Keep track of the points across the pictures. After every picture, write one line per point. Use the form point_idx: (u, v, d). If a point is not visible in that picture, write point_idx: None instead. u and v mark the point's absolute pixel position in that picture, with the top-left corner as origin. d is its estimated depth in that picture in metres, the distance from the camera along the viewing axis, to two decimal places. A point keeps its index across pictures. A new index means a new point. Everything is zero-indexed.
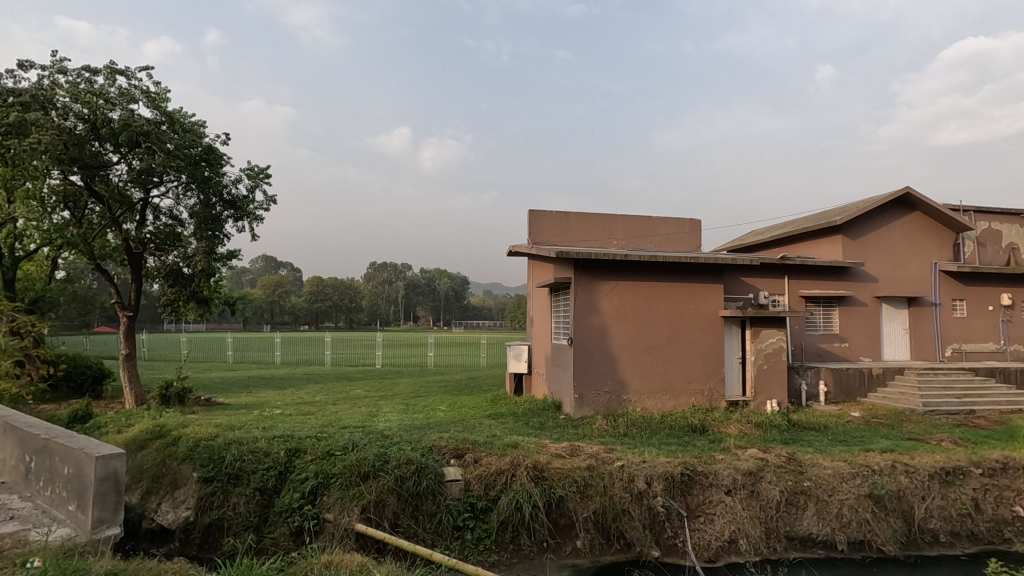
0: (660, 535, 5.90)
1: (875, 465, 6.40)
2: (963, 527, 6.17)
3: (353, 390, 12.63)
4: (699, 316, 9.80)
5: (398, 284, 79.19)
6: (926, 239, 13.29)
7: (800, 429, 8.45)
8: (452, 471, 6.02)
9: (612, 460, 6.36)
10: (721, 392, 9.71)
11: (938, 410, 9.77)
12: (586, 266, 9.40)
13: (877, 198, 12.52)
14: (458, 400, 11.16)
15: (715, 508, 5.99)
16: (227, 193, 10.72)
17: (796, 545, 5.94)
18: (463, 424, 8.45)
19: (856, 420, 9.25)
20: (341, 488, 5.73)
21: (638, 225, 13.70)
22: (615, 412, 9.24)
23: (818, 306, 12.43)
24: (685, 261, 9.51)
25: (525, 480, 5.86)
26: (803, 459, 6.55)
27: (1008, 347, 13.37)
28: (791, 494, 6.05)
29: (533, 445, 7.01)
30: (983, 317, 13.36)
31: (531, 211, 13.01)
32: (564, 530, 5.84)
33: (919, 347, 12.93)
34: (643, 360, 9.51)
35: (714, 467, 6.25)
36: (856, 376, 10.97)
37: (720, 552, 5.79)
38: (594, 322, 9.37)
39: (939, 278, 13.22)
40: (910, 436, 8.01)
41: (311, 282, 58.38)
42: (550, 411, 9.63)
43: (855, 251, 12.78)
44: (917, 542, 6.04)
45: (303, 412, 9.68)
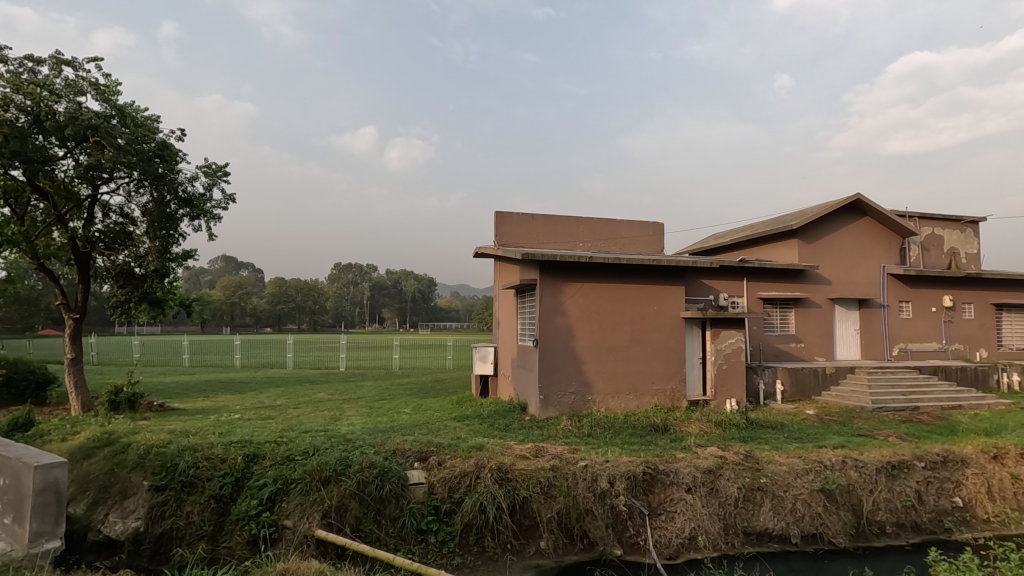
0: (623, 534, 5.98)
1: (827, 460, 6.67)
2: (908, 518, 6.46)
3: (315, 394, 12.36)
4: (661, 317, 9.99)
5: (364, 286, 77.95)
6: (875, 243, 13.90)
7: (757, 428, 8.70)
8: (416, 474, 5.97)
9: (576, 461, 6.42)
10: (682, 391, 9.93)
11: (886, 407, 10.22)
12: (552, 267, 9.46)
13: (831, 203, 13.03)
14: (423, 402, 11.07)
15: (676, 506, 6.11)
16: (183, 190, 10.32)
17: (752, 540, 6.11)
18: (427, 427, 8.38)
19: (810, 418, 9.57)
20: (301, 494, 5.60)
21: (603, 228, 13.87)
22: (579, 412, 9.33)
23: (775, 308, 12.82)
24: (648, 263, 9.68)
25: (490, 482, 5.85)
26: (760, 456, 6.76)
27: (950, 346, 14.09)
28: (749, 490, 6.24)
29: (498, 446, 7.02)
30: (927, 318, 14.05)
31: (498, 212, 13.00)
32: (528, 531, 5.86)
33: (869, 346, 13.50)
34: (607, 361, 9.63)
35: (675, 465, 6.39)
36: (810, 375, 11.38)
37: (681, 549, 5.88)
38: (559, 323, 9.43)
39: (887, 281, 13.84)
40: (859, 432, 8.36)
41: (272, 283, 56.91)
42: (515, 413, 9.66)
43: (810, 254, 13.26)
44: (865, 534, 6.29)
45: (263, 416, 9.42)
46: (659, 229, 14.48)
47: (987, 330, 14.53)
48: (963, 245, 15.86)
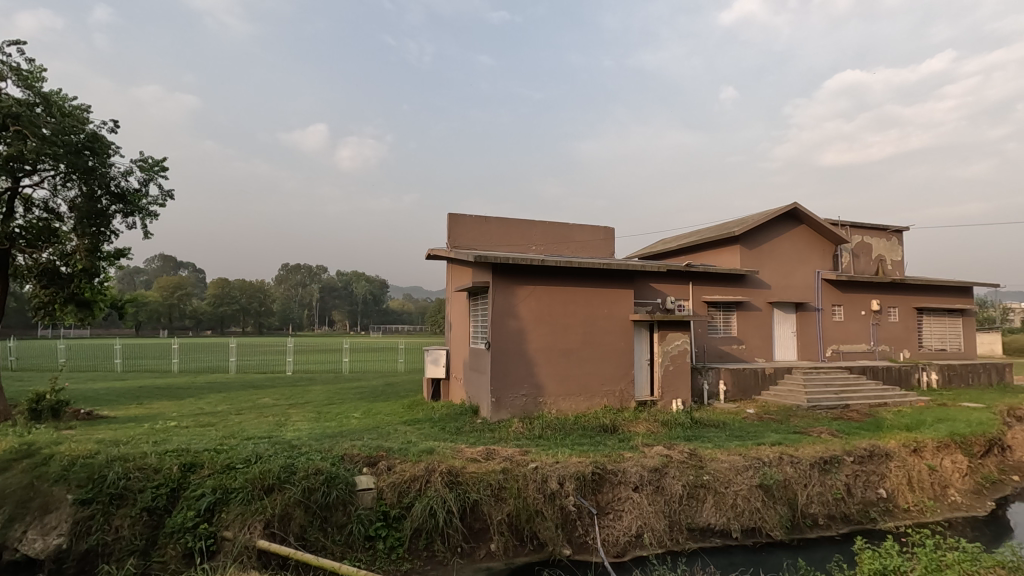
0: (572, 534, 6.06)
1: (765, 457, 6.98)
2: (838, 510, 6.83)
3: (259, 399, 11.92)
4: (611, 320, 10.19)
5: (313, 288, 75.77)
6: (811, 250, 14.69)
7: (701, 427, 9.01)
8: (364, 479, 5.85)
9: (526, 462, 6.47)
10: (630, 392, 10.16)
11: (819, 405, 10.79)
12: (505, 270, 9.49)
13: (771, 211, 13.68)
14: (373, 406, 10.88)
15: (624, 505, 6.25)
16: (115, 184, 9.78)
17: (696, 536, 6.31)
18: (377, 431, 8.23)
19: (750, 416, 10.00)
20: (242, 503, 5.37)
21: (556, 232, 14.04)
22: (530, 414, 9.38)
23: (719, 311, 13.33)
24: (598, 267, 9.87)
25: (440, 486, 5.80)
26: (703, 454, 7.01)
27: (877, 347, 15.01)
28: (693, 487, 6.45)
29: (449, 450, 6.98)
30: (857, 321, 14.93)
31: (451, 213, 12.94)
32: (478, 534, 5.85)
33: (805, 348, 14.24)
34: (559, 363, 9.74)
35: (623, 465, 6.54)
36: (751, 376, 11.87)
37: (628, 547, 6.01)
38: (511, 326, 9.46)
39: (821, 286, 14.62)
40: (795, 429, 8.80)
41: (215, 284, 54.49)
42: (467, 415, 9.64)
43: (752, 260, 13.85)
44: (800, 526, 6.61)
45: (203, 423, 9.02)
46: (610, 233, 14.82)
47: (910, 332, 15.59)
48: (889, 252, 16.96)
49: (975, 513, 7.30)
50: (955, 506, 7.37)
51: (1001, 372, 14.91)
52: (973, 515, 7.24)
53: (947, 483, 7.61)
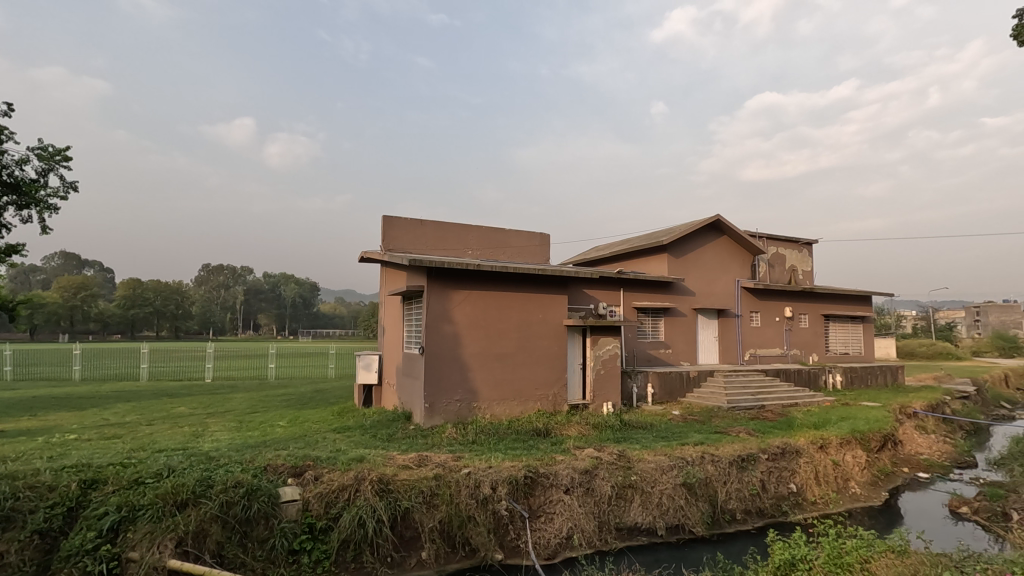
0: (504, 538, 6.08)
1: (688, 456, 7.29)
2: (754, 505, 7.26)
3: (173, 408, 11.14)
4: (545, 325, 10.34)
5: (237, 290, 71.89)
6: (732, 259, 15.57)
7: (630, 428, 9.31)
8: (289, 491, 5.60)
9: (458, 468, 6.42)
10: (563, 396, 10.36)
11: (738, 406, 11.44)
12: (439, 274, 9.41)
13: (696, 222, 14.38)
14: (300, 414, 10.44)
15: (555, 507, 6.34)
16: (8, 174, 8.88)
17: (624, 535, 6.49)
18: (304, 440, 7.91)
19: (675, 418, 10.43)
20: (151, 521, 4.97)
21: (492, 237, 14.09)
22: (464, 420, 9.34)
23: (648, 317, 13.83)
24: (533, 273, 10.00)
25: (370, 495, 5.65)
26: (631, 455, 7.23)
27: (789, 351, 16.10)
28: (621, 488, 6.64)
29: (380, 457, 6.82)
30: (772, 326, 15.96)
31: (386, 215, 12.69)
32: (409, 542, 5.75)
33: (725, 352, 15.05)
34: (493, 368, 9.75)
35: (554, 468, 6.63)
36: (677, 379, 12.38)
37: (558, 548, 6.12)
38: (446, 331, 9.39)
39: (740, 293, 15.53)
40: (716, 429, 9.28)
41: (125, 285, 50.45)
42: (399, 422, 9.46)
43: (678, 268, 14.49)
44: (719, 522, 6.97)
45: (108, 436, 8.32)
46: (545, 240, 15.07)
47: (818, 337, 16.86)
48: (800, 263, 18.28)
49: (871, 502, 7.99)
50: (854, 497, 8.03)
51: (895, 373, 16.41)
52: (870, 505, 7.91)
53: (849, 476, 8.29)
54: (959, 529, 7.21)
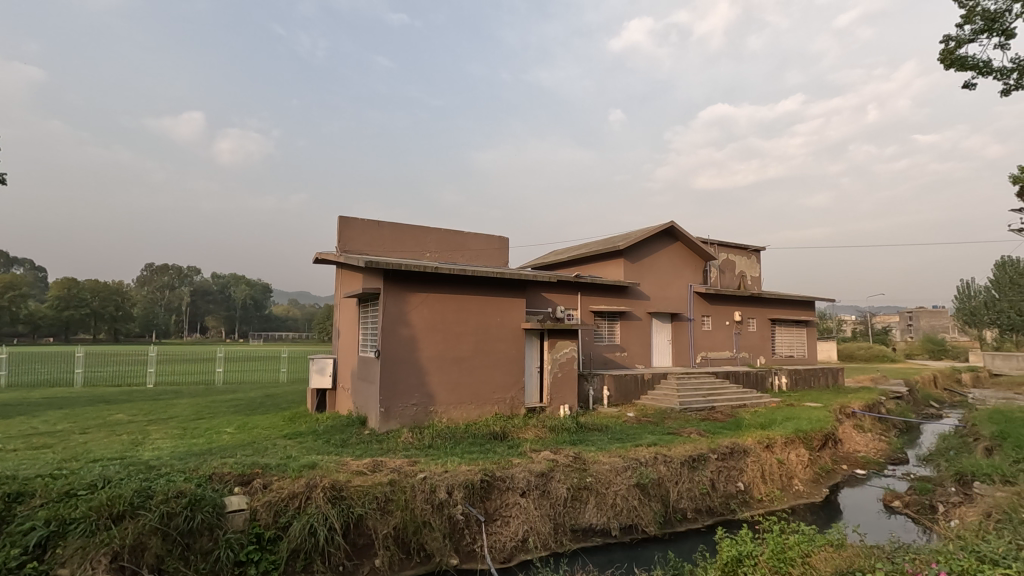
0: (459, 543, 6.04)
1: (642, 457, 7.44)
2: (704, 503, 7.48)
3: (111, 416, 10.54)
4: (503, 328, 10.36)
5: (182, 291, 68.82)
6: (685, 265, 16.02)
7: (586, 431, 9.43)
8: (236, 500, 5.40)
9: (414, 473, 6.33)
10: (520, 399, 10.39)
11: (690, 407, 11.76)
12: (396, 277, 9.28)
13: (651, 228, 14.73)
14: (249, 420, 10.07)
15: (511, 511, 6.35)
16: None
17: (578, 536, 6.57)
18: (252, 447, 7.62)
19: (630, 419, 10.64)
20: (83, 536, 4.68)
21: (450, 239, 14.02)
22: (420, 424, 9.22)
23: (604, 320, 14.06)
24: (491, 276, 10.00)
25: (322, 502, 5.50)
26: (586, 457, 7.31)
27: (738, 354, 16.68)
28: (576, 490, 6.71)
29: (333, 463, 6.66)
30: (722, 330, 16.49)
31: (342, 216, 12.43)
32: (362, 550, 5.63)
33: (678, 355, 15.46)
34: (451, 371, 9.69)
35: (511, 471, 6.64)
36: (632, 382, 12.62)
37: (514, 552, 6.13)
38: (402, 334, 9.27)
39: (693, 298, 15.99)
40: (669, 430, 9.51)
41: (58, 284, 47.47)
42: (354, 427, 9.26)
43: (633, 273, 14.79)
44: (671, 521, 7.13)
45: (36, 445, 7.79)
46: (504, 243, 15.11)
47: (765, 340, 17.54)
48: (748, 269, 18.99)
49: (813, 499, 8.36)
50: (798, 494, 8.39)
51: (836, 375, 17.25)
52: (812, 502, 8.28)
53: (793, 474, 8.65)
54: (892, 522, 7.63)
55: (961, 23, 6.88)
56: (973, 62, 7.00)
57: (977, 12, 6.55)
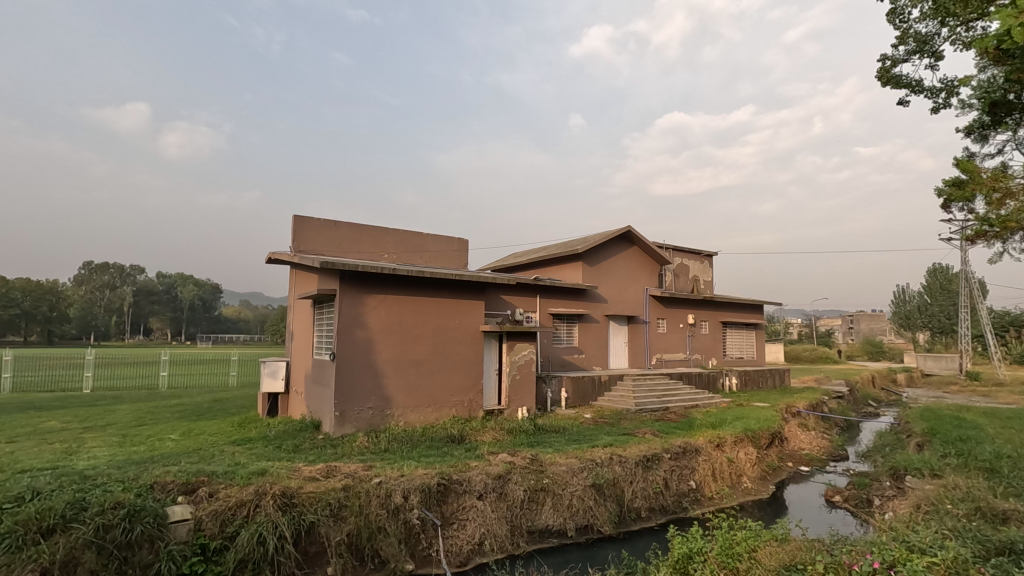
0: (415, 548, 5.97)
1: (598, 458, 7.55)
2: (658, 502, 7.65)
3: (42, 423, 9.90)
4: (461, 331, 10.32)
5: (124, 291, 65.32)
6: (641, 269, 16.36)
7: (543, 432, 9.49)
8: (179, 509, 5.17)
9: (369, 478, 6.22)
10: (479, 402, 10.37)
11: (644, 408, 12.01)
12: (353, 278, 9.11)
13: (609, 232, 14.99)
14: (195, 426, 9.66)
15: (468, 514, 6.32)
16: None
17: (535, 538, 6.60)
18: (197, 454, 7.30)
19: (587, 421, 10.78)
20: (9, 552, 4.38)
21: (409, 241, 13.88)
22: (377, 428, 9.07)
23: (562, 323, 14.20)
24: (450, 278, 9.95)
25: (271, 510, 5.34)
26: (543, 459, 7.36)
27: (691, 356, 17.14)
28: (533, 491, 6.75)
29: (284, 470, 6.46)
30: (676, 333, 16.93)
31: (297, 215, 12.10)
32: (314, 558, 5.49)
33: (634, 357, 15.76)
34: (408, 374, 9.57)
35: (468, 474, 6.61)
36: (589, 384, 12.78)
37: (470, 555, 6.11)
38: (359, 337, 9.09)
39: (648, 301, 16.35)
40: (624, 431, 9.69)
41: None
42: (307, 432, 9.02)
43: (591, 276, 15.00)
44: (626, 520, 7.26)
45: None
46: (464, 245, 15.05)
47: (716, 342, 18.10)
48: (701, 273, 19.58)
49: (760, 495, 8.68)
50: (746, 491, 8.70)
51: (782, 376, 17.96)
52: (759, 498, 8.60)
53: (741, 472, 8.97)
54: (833, 516, 8.00)
55: (896, 44, 7.29)
56: (907, 80, 7.43)
57: (910, 34, 6.96)
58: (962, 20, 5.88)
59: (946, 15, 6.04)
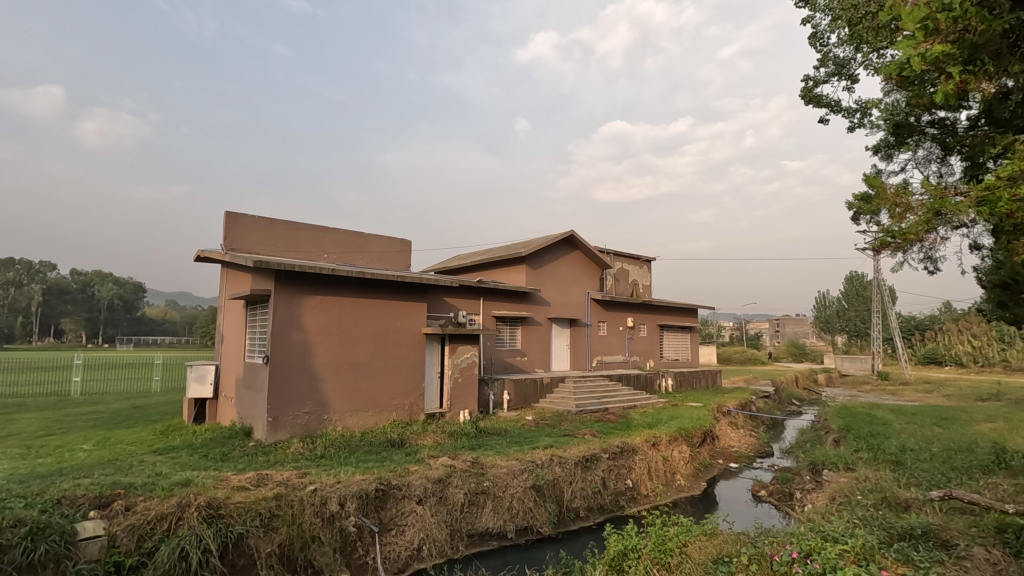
0: (351, 556, 5.80)
1: (538, 459, 7.61)
2: (595, 501, 7.82)
3: None
4: (403, 333, 10.16)
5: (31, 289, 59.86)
6: (583, 272, 16.67)
7: (484, 435, 9.48)
8: (90, 525, 4.77)
9: (303, 485, 6.00)
10: (420, 405, 10.24)
11: (584, 409, 12.25)
12: (288, 278, 8.77)
13: (552, 236, 15.19)
14: (112, 435, 9.00)
15: (407, 519, 6.22)
16: None
17: (474, 541, 6.57)
18: (113, 465, 6.81)
19: (528, 423, 10.86)
20: None
21: (349, 241, 13.54)
22: (313, 433, 8.77)
23: (505, 325, 14.25)
24: (391, 279, 9.78)
25: (195, 523, 5.04)
26: (484, 462, 7.35)
27: (630, 358, 17.63)
28: (473, 494, 6.73)
29: (210, 479, 6.12)
30: (616, 335, 17.37)
31: (229, 212, 11.52)
32: (242, 572, 5.22)
33: (576, 359, 16.04)
34: (347, 377, 9.31)
35: (407, 479, 6.50)
36: (531, 386, 12.89)
37: (409, 561, 6.01)
38: (295, 339, 8.77)
39: (590, 304, 16.69)
40: (565, 432, 9.83)
41: None
42: (237, 439, 8.59)
43: (534, 279, 15.14)
44: (565, 520, 7.37)
45: None
46: (406, 246, 14.84)
47: (654, 344, 18.72)
48: (640, 278, 20.20)
49: (693, 492, 9.04)
50: (680, 488, 9.04)
51: (714, 377, 18.80)
52: (692, 494, 8.95)
53: (675, 470, 9.31)
54: (758, 509, 8.44)
55: (818, 66, 7.82)
56: (827, 100, 7.97)
57: (829, 57, 7.49)
58: (873, 47, 6.37)
59: (861, 41, 6.53)
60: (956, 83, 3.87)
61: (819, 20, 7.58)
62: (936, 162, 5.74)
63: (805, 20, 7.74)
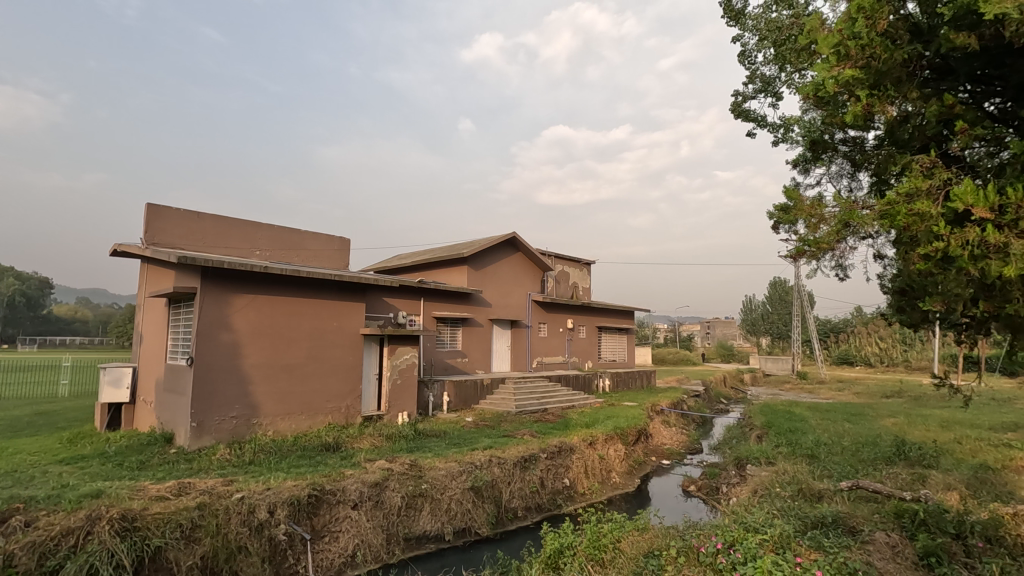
0: (281, 565, 5.58)
1: (478, 460, 7.60)
2: (534, 501, 7.90)
3: None
4: (339, 334, 9.87)
5: None
6: (524, 274, 16.81)
7: (423, 437, 9.37)
8: None
9: (229, 493, 5.71)
10: (356, 408, 9.98)
11: (524, 410, 12.35)
12: (216, 275, 8.32)
13: (494, 238, 15.22)
14: (11, 444, 8.22)
15: (341, 525, 6.05)
16: None
17: (412, 545, 6.49)
18: (12, 477, 6.23)
19: (468, 424, 10.83)
20: None
21: (284, 237, 13.03)
22: (241, 438, 8.36)
23: (446, 326, 14.15)
24: (327, 278, 9.48)
25: (107, 537, 4.68)
26: (423, 464, 7.26)
27: (569, 359, 17.92)
28: (411, 497, 6.64)
29: (126, 489, 5.71)
30: (555, 337, 17.62)
31: (151, 204, 10.80)
32: None
33: (516, 360, 16.14)
34: (279, 380, 8.94)
35: (342, 483, 6.33)
36: (471, 387, 12.85)
37: (343, 568, 5.85)
38: (223, 339, 8.34)
39: (531, 306, 16.84)
40: (504, 433, 9.87)
41: None
42: (156, 446, 8.06)
43: (476, 280, 15.12)
44: (503, 520, 7.41)
45: None
46: (345, 244, 14.44)
47: (592, 346, 19.13)
48: (580, 281, 20.59)
49: (627, 489, 9.32)
50: (615, 486, 9.29)
51: (649, 377, 19.43)
52: (626, 491, 9.22)
53: (611, 469, 9.56)
54: (687, 504, 8.81)
55: (747, 83, 8.27)
56: (755, 115, 8.44)
57: (757, 75, 7.94)
58: (795, 68, 6.81)
59: (785, 62, 6.96)
60: (863, 105, 4.16)
61: (748, 40, 8.02)
62: (847, 177, 6.20)
63: (735, 39, 8.17)
